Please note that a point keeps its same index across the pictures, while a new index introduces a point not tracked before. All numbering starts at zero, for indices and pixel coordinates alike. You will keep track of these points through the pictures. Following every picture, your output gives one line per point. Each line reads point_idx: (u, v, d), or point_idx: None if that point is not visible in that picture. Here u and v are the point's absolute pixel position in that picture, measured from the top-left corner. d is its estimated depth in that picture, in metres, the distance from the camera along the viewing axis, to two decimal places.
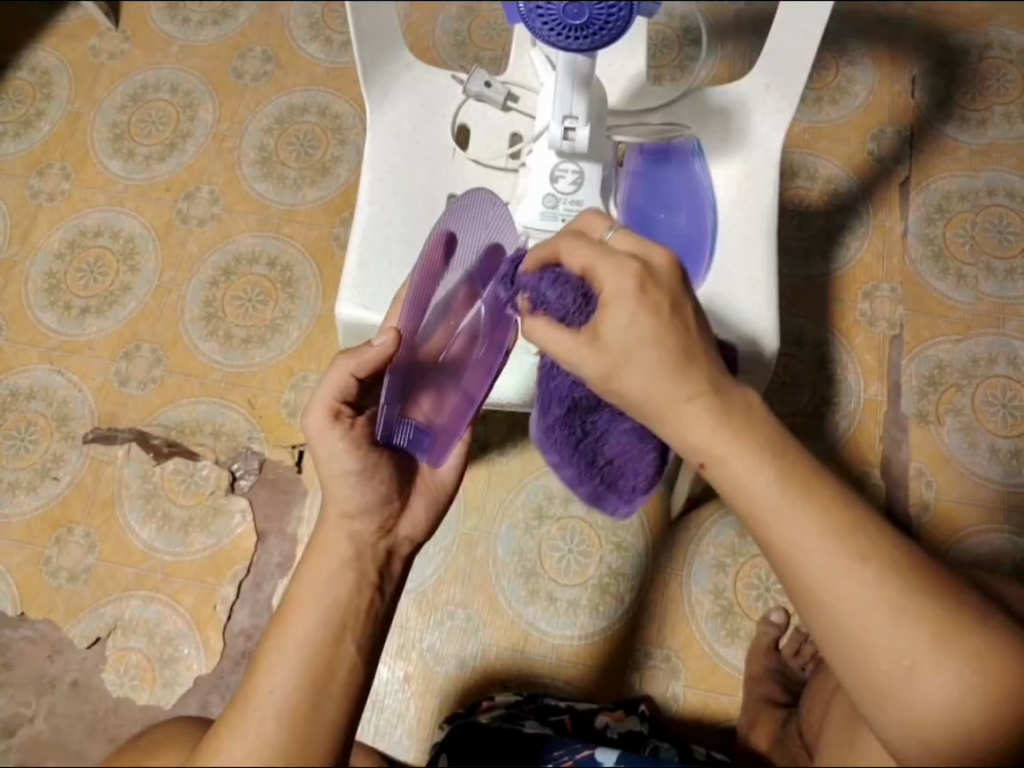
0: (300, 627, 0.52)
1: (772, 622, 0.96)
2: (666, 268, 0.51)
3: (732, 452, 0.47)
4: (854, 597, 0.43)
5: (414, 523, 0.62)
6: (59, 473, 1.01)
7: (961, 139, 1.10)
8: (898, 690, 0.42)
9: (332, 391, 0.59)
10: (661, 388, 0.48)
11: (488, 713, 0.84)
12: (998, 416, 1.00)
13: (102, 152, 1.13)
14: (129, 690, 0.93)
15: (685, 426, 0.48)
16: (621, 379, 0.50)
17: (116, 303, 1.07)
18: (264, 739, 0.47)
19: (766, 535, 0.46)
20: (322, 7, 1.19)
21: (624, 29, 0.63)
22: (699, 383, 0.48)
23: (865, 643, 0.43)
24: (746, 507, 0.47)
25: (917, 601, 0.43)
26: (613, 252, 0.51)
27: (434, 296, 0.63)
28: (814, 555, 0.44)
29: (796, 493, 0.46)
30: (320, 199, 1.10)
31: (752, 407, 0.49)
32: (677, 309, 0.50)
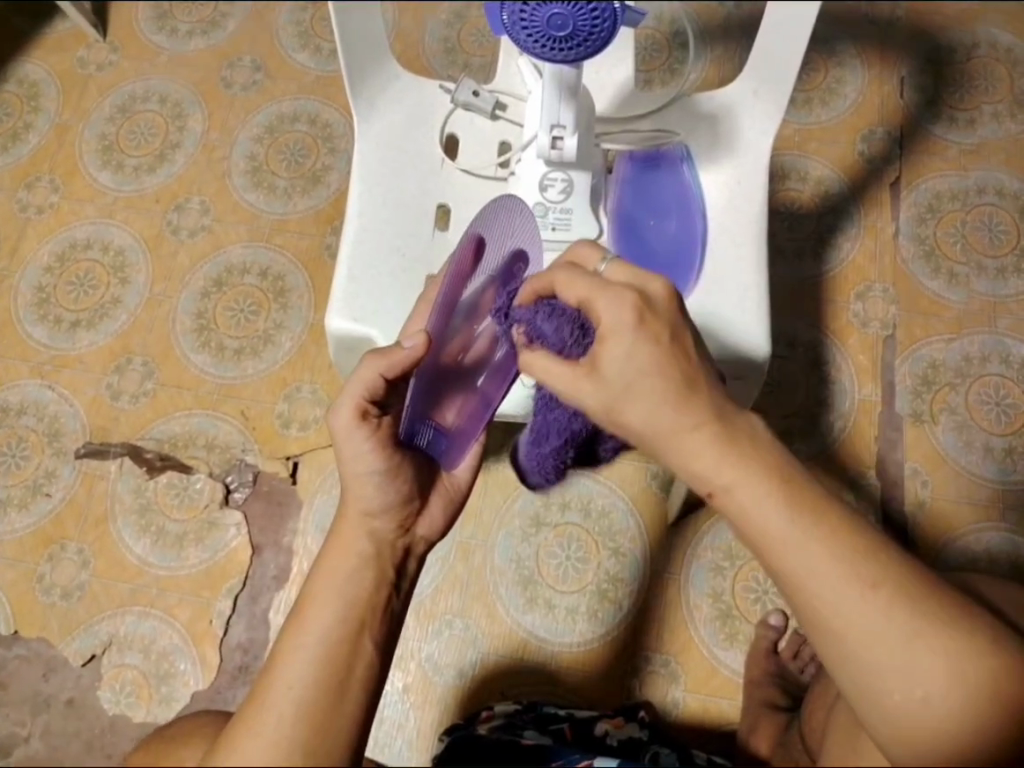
0: (318, 624, 0.51)
1: (772, 625, 0.96)
2: (665, 298, 0.50)
3: (738, 480, 0.46)
4: (866, 623, 0.43)
5: (432, 523, 0.62)
6: (52, 488, 1.00)
7: (950, 138, 1.11)
8: (909, 714, 0.42)
9: (360, 389, 0.57)
10: (664, 417, 0.47)
11: (487, 724, 0.84)
12: (992, 413, 1.00)
13: (91, 164, 1.13)
14: (125, 707, 0.92)
15: (691, 456, 0.47)
16: (622, 413, 0.49)
17: (107, 316, 1.06)
18: (283, 737, 0.47)
19: (776, 566, 0.45)
20: (311, 15, 1.19)
21: (608, 41, 0.63)
22: (703, 408, 0.47)
23: (876, 670, 0.43)
24: (755, 537, 0.46)
25: (929, 623, 0.43)
26: (612, 285, 0.50)
27: (459, 299, 0.64)
28: (825, 583, 0.44)
29: (806, 520, 0.45)
30: (311, 208, 1.10)
31: (757, 434, 0.48)
32: (676, 338, 0.49)
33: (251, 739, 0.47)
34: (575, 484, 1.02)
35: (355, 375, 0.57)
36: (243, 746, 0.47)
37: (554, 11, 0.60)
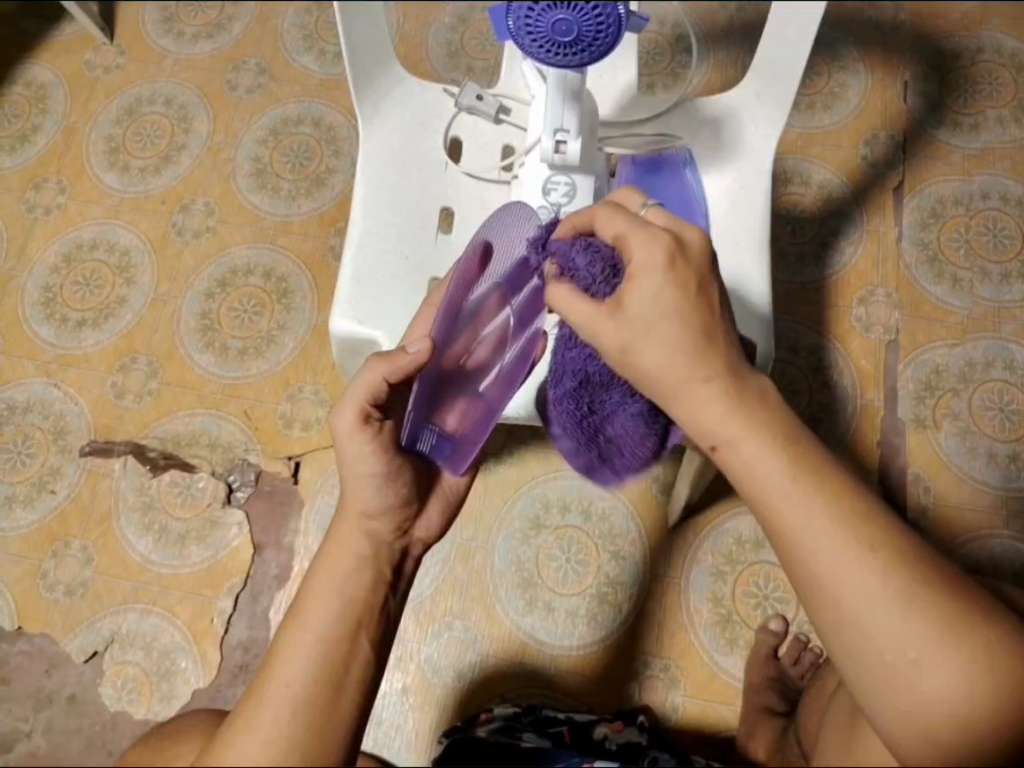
0: (317, 621, 0.51)
1: (772, 630, 0.95)
2: (699, 246, 0.50)
3: (741, 435, 0.47)
4: (862, 585, 0.43)
5: (428, 526, 0.62)
6: (56, 486, 1.01)
7: (954, 142, 1.11)
8: (900, 677, 0.42)
9: (363, 392, 0.57)
10: (677, 366, 0.48)
11: (486, 726, 0.84)
12: (996, 419, 1.00)
13: (98, 166, 1.14)
14: (127, 703, 0.93)
15: (698, 406, 0.47)
16: (639, 354, 0.49)
17: (113, 316, 1.07)
18: (282, 734, 0.47)
19: (774, 523, 0.46)
20: (316, 19, 1.20)
21: (614, 46, 0.63)
22: (717, 367, 0.48)
23: (870, 630, 0.42)
24: (756, 495, 0.46)
25: (925, 593, 0.43)
26: (647, 227, 0.50)
27: (464, 304, 0.61)
28: (821, 539, 0.44)
29: (807, 480, 0.45)
30: (315, 210, 1.11)
31: (767, 396, 0.48)
32: (703, 289, 0.49)
33: (249, 735, 0.47)
34: (576, 488, 1.02)
35: (359, 378, 0.57)
36: (240, 743, 0.47)
37: (559, 17, 0.61)
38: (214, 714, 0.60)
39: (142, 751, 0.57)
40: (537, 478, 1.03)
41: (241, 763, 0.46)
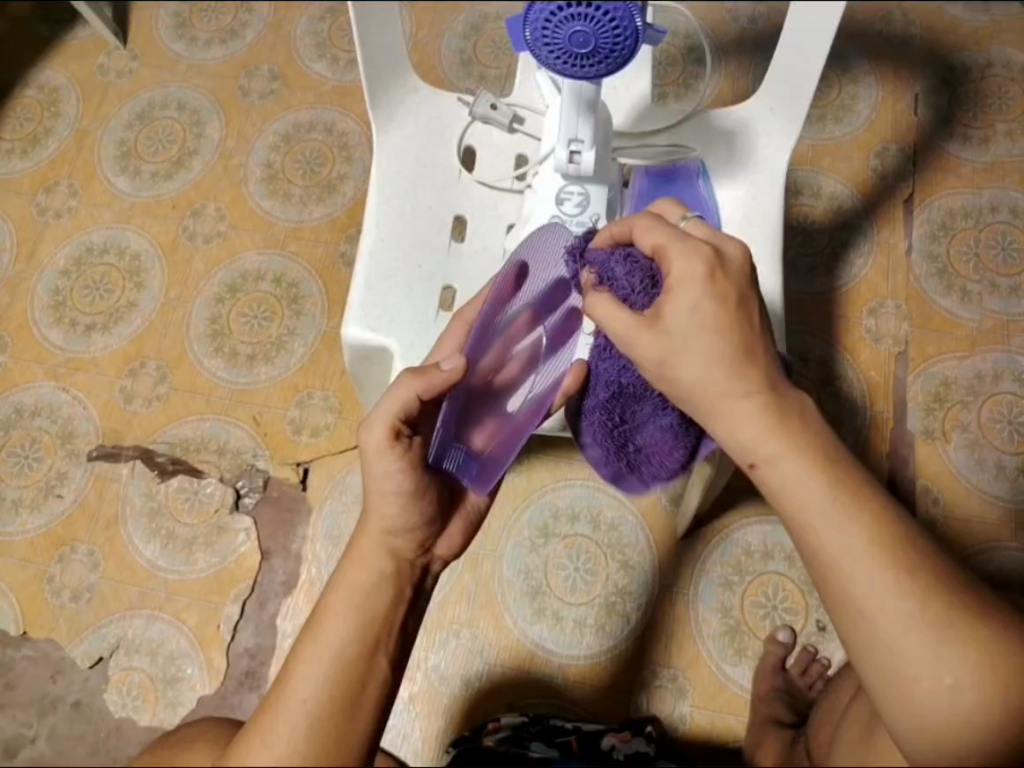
0: (333, 636, 0.51)
1: (779, 641, 0.95)
2: (738, 258, 0.52)
3: (783, 452, 0.47)
4: (896, 612, 0.43)
5: (450, 542, 0.62)
6: (64, 491, 0.97)
7: (963, 155, 1.11)
8: (935, 705, 0.42)
9: (395, 409, 0.56)
10: (718, 378, 0.49)
11: (493, 735, 0.84)
12: (1005, 433, 0.99)
13: (110, 168, 1.11)
14: (131, 710, 0.93)
15: (735, 422, 0.49)
16: (674, 366, 0.50)
17: (122, 320, 1.05)
18: (296, 749, 0.47)
19: (808, 541, 0.46)
20: (329, 26, 1.20)
21: (631, 57, 0.63)
22: (757, 385, 0.49)
23: (904, 655, 0.43)
24: (792, 514, 0.47)
25: (957, 623, 0.44)
26: (689, 240, 0.52)
27: (497, 321, 0.64)
28: (860, 565, 0.44)
29: (847, 503, 0.46)
30: (326, 216, 1.11)
31: (805, 413, 0.49)
32: (743, 304, 0.51)
33: (262, 750, 0.47)
34: (584, 497, 1.02)
35: (389, 394, 0.57)
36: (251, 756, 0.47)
37: (576, 30, 0.61)
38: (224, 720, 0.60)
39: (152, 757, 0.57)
40: (546, 487, 1.03)
41: None
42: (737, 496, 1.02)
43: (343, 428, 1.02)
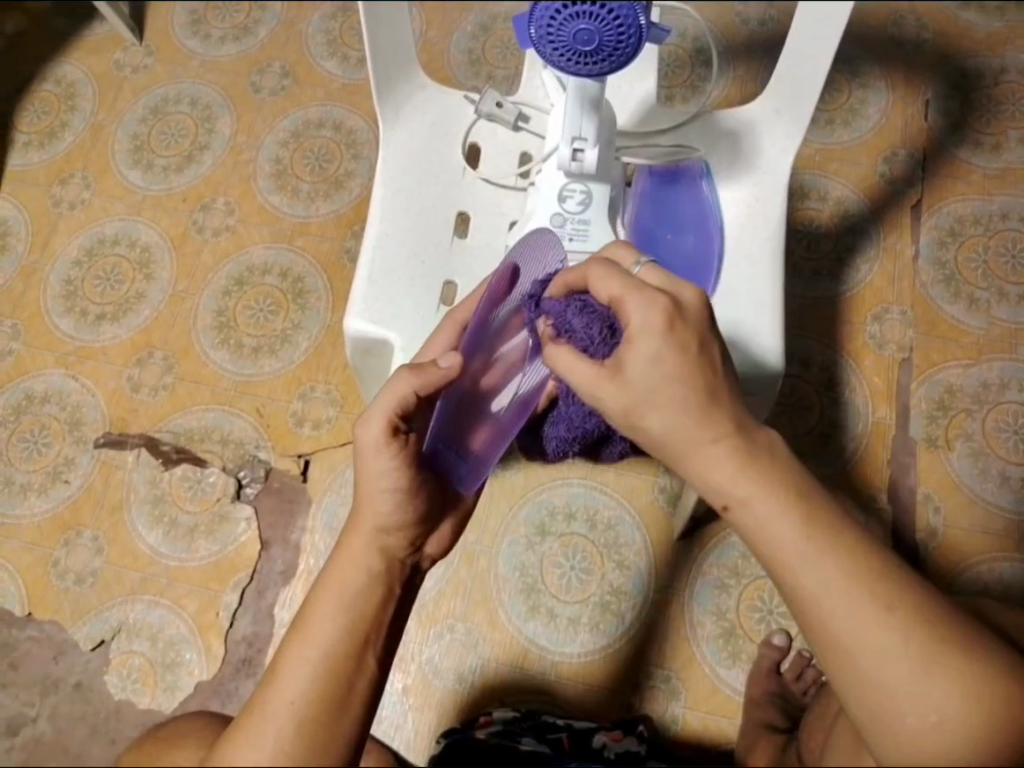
0: (321, 634, 0.51)
1: (773, 646, 0.94)
2: (695, 305, 0.50)
3: (756, 495, 0.47)
4: (880, 646, 0.43)
5: (440, 539, 0.62)
6: (69, 476, 1.02)
7: (975, 162, 1.08)
8: (921, 737, 0.43)
9: (392, 404, 0.56)
10: (684, 427, 0.48)
11: (484, 729, 0.84)
12: (1011, 443, 0.98)
13: (123, 163, 1.16)
14: (130, 693, 0.94)
15: (707, 466, 0.48)
16: (639, 417, 0.49)
17: (131, 310, 1.09)
18: (283, 748, 0.48)
19: (786, 579, 0.46)
20: (340, 24, 1.21)
21: (635, 55, 0.64)
22: (722, 432, 0.48)
23: (890, 695, 0.43)
24: (766, 553, 0.47)
25: (940, 649, 0.44)
26: (646, 286, 0.50)
27: (491, 321, 0.64)
28: (839, 600, 0.44)
29: (822, 537, 0.45)
30: (333, 212, 1.12)
31: (774, 450, 0.48)
32: (703, 348, 0.49)
33: (248, 751, 0.48)
34: (583, 496, 1.03)
35: (387, 390, 0.57)
36: (240, 754, 0.48)
37: (580, 27, 0.61)
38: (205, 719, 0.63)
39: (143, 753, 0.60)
40: (545, 485, 1.03)
41: None
42: None
43: (344, 422, 1.03)
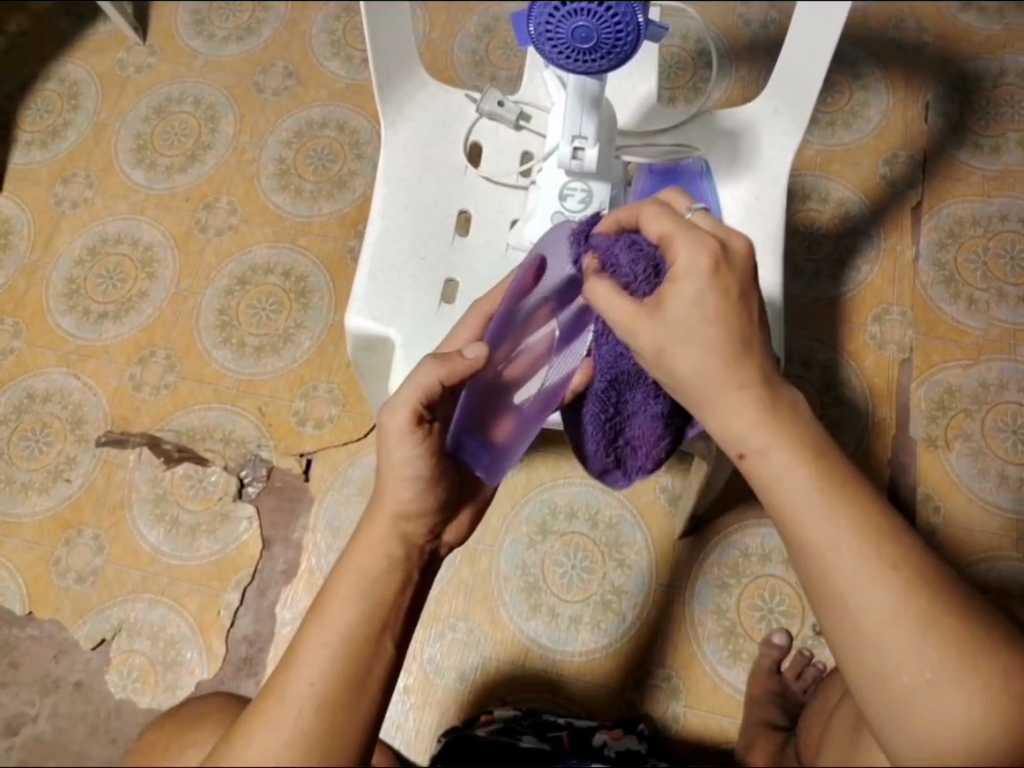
0: (339, 619, 0.52)
1: (774, 644, 0.95)
2: (742, 253, 0.51)
3: (774, 444, 0.49)
4: (876, 602, 0.44)
5: (458, 527, 0.63)
6: (71, 475, 1.02)
7: (974, 163, 1.10)
8: (915, 701, 0.42)
9: (417, 393, 0.56)
10: (713, 370, 0.50)
11: (486, 727, 0.84)
12: (1008, 442, 0.99)
13: (126, 162, 1.16)
14: (131, 692, 0.94)
15: (731, 414, 0.50)
16: (671, 356, 0.50)
17: (133, 309, 1.09)
18: (303, 730, 0.48)
19: (797, 535, 0.47)
20: (344, 25, 1.22)
21: (632, 54, 0.64)
22: (749, 390, 0.50)
23: (886, 654, 0.43)
24: (779, 507, 0.48)
25: (941, 617, 0.44)
26: (694, 231, 0.51)
27: (516, 313, 0.63)
28: (844, 555, 0.45)
29: (833, 491, 0.47)
30: (336, 211, 1.12)
31: (798, 408, 0.51)
32: (744, 297, 0.51)
33: (267, 733, 0.48)
34: (584, 495, 1.03)
35: (411, 379, 0.56)
36: (259, 738, 0.48)
37: (579, 24, 0.61)
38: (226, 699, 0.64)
39: (162, 729, 0.61)
40: (546, 484, 1.03)
41: (262, 755, 0.47)
42: (735, 498, 1.02)
43: (346, 421, 1.03)
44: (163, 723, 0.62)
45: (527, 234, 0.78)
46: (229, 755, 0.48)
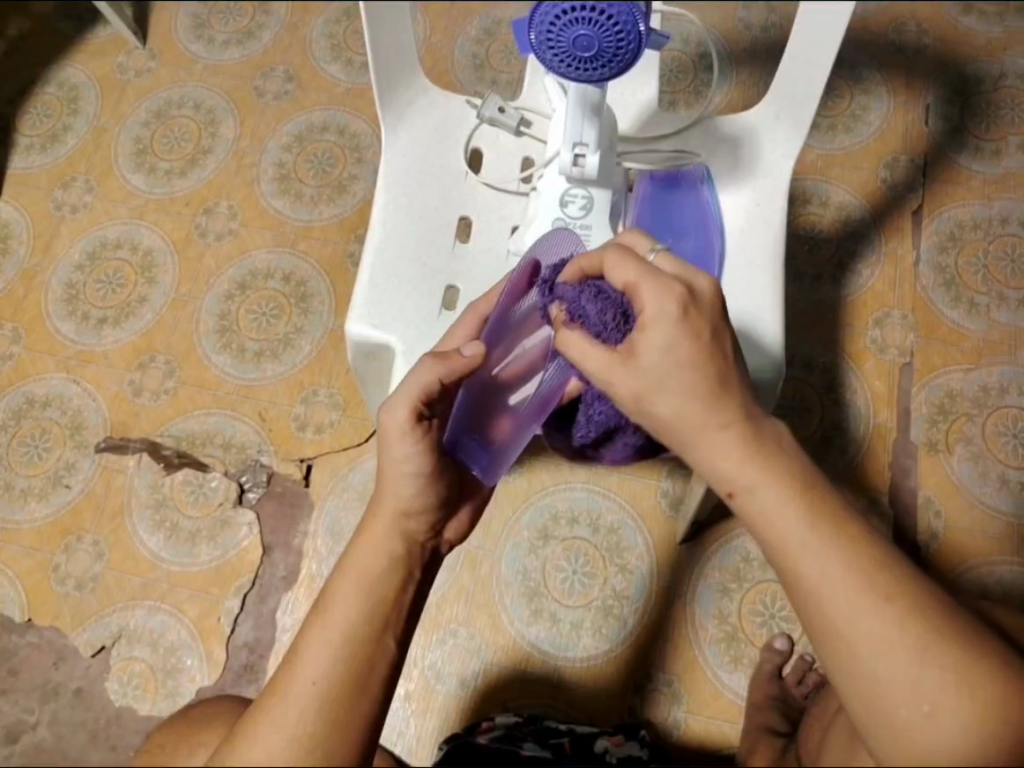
0: (341, 617, 0.51)
1: (776, 649, 0.93)
2: (710, 296, 0.52)
3: (761, 482, 0.47)
4: (874, 633, 0.43)
5: (459, 525, 0.62)
6: (71, 480, 1.02)
7: (974, 167, 1.11)
8: (912, 730, 0.42)
9: (416, 390, 0.56)
10: (693, 412, 0.49)
11: (486, 734, 0.84)
12: (1009, 446, 0.99)
13: (125, 166, 1.16)
14: (131, 699, 0.94)
15: (714, 453, 0.49)
16: (650, 402, 0.50)
17: (133, 314, 1.09)
18: (306, 729, 0.48)
19: (789, 569, 0.46)
20: (344, 28, 1.21)
21: (634, 62, 0.64)
22: (733, 432, 0.49)
23: (884, 685, 0.43)
24: (769, 541, 0.47)
25: (940, 645, 0.43)
26: (660, 275, 0.51)
27: (511, 317, 0.64)
28: (836, 593, 0.44)
29: (824, 527, 0.46)
30: (336, 216, 1.12)
31: (783, 441, 0.49)
32: (716, 337, 0.51)
33: (270, 733, 0.48)
34: (585, 500, 1.03)
35: (411, 377, 0.57)
36: (262, 738, 0.47)
37: (580, 34, 0.61)
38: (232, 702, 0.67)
39: (172, 731, 0.64)
40: (546, 489, 1.03)
41: (265, 755, 0.47)
42: None
43: (347, 426, 1.03)
44: (173, 725, 0.65)
45: (528, 241, 0.78)
46: (234, 753, 0.48)
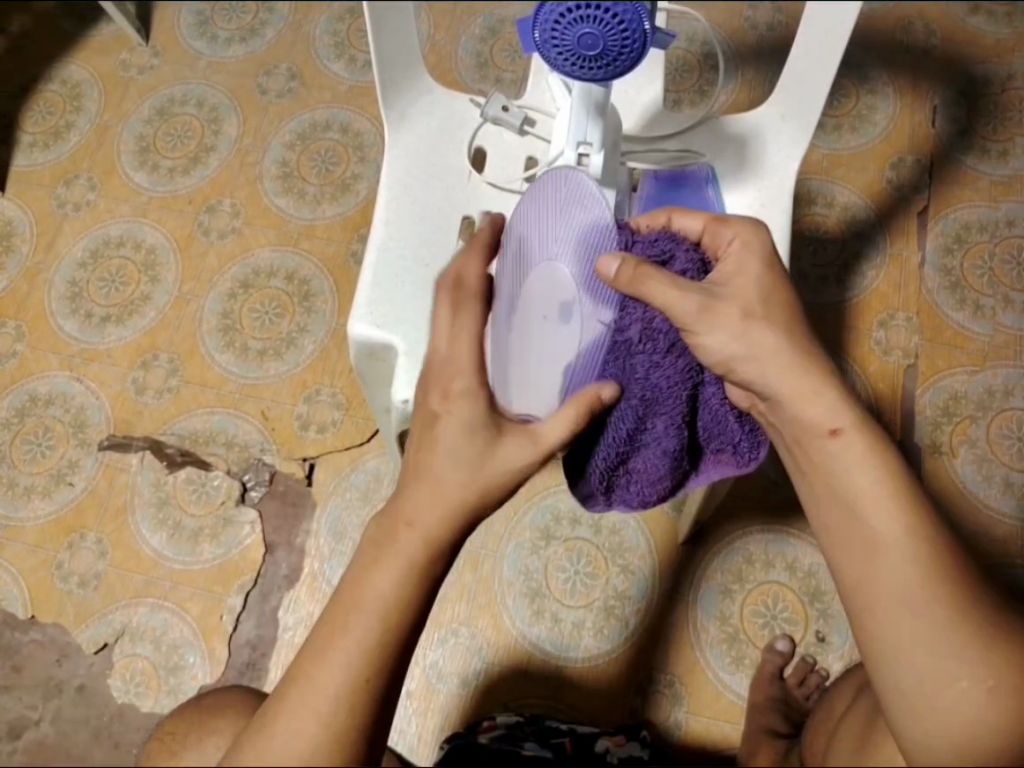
0: (376, 601, 0.49)
1: (777, 651, 0.94)
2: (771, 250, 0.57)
3: (855, 438, 0.50)
4: (933, 603, 0.45)
5: None
6: (74, 478, 1.02)
7: (981, 169, 1.10)
8: (949, 703, 0.44)
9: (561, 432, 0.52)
10: (783, 357, 0.52)
11: (487, 733, 0.83)
12: (1013, 449, 0.99)
13: (128, 164, 1.16)
14: (134, 696, 0.94)
15: (808, 401, 0.51)
16: (749, 333, 0.52)
17: (136, 313, 1.09)
18: (329, 717, 0.47)
19: (863, 524, 0.48)
20: (347, 26, 1.21)
21: (643, 56, 0.60)
22: (829, 391, 0.51)
23: (933, 654, 0.45)
24: (846, 497, 0.49)
25: (990, 628, 0.45)
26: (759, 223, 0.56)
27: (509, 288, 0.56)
28: (908, 557, 0.46)
29: (904, 496, 0.48)
30: (339, 215, 1.12)
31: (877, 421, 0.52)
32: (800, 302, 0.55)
33: (292, 719, 0.47)
34: None
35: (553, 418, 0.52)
36: (285, 726, 0.47)
37: (585, 31, 0.57)
38: (247, 692, 0.66)
39: (184, 718, 0.64)
40: (548, 492, 1.03)
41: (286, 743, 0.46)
42: (740, 505, 1.01)
43: (350, 426, 1.03)
44: (183, 712, 0.65)
45: None
46: (256, 738, 0.47)
